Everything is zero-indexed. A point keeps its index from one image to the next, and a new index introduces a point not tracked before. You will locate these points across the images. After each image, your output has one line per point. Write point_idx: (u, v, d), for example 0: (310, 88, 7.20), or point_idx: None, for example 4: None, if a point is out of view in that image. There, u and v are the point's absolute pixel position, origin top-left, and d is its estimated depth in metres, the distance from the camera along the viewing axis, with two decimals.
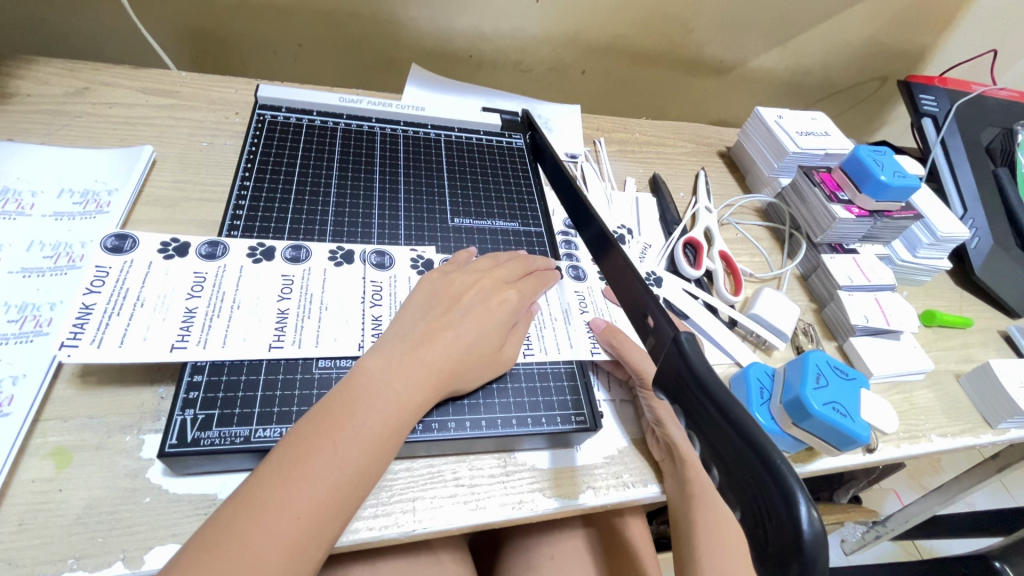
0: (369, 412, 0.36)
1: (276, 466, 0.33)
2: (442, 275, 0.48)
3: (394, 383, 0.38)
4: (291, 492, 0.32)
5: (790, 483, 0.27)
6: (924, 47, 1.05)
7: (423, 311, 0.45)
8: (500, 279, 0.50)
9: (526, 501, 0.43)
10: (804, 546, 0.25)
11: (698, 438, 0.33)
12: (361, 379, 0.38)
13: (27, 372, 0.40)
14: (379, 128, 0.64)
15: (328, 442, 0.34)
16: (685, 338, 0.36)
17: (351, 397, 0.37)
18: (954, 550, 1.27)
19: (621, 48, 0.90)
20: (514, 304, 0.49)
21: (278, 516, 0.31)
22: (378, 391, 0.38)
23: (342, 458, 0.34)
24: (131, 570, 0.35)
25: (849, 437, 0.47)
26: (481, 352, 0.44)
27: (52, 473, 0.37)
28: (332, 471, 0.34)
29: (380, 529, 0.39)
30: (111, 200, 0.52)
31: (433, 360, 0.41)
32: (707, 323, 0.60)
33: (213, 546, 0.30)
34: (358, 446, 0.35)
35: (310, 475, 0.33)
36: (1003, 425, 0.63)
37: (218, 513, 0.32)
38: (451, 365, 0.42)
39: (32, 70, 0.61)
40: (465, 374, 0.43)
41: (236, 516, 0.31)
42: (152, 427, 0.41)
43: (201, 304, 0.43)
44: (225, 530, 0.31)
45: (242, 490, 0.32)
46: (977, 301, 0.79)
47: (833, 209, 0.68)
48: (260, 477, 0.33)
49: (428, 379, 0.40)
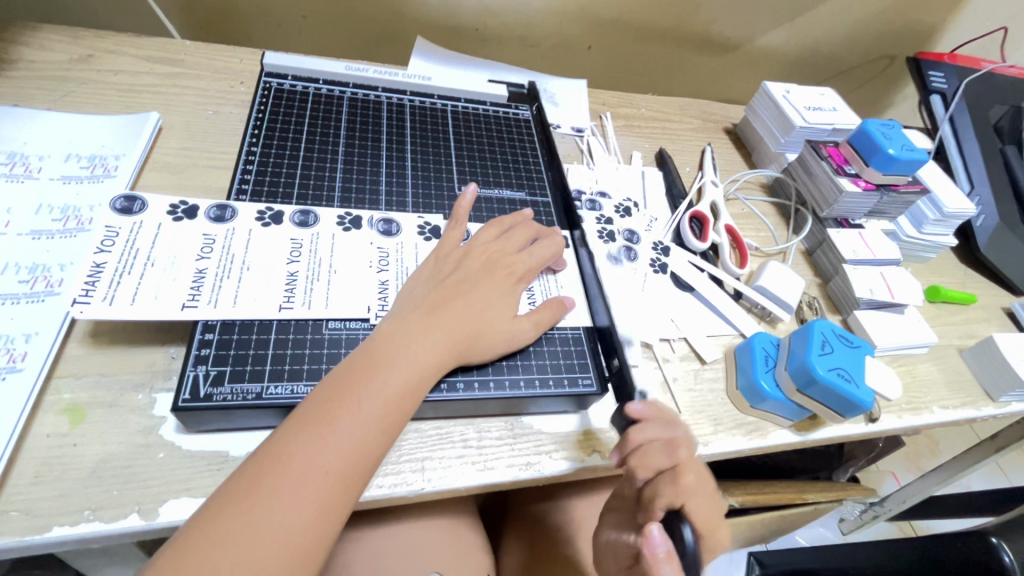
0: (390, 371, 0.37)
1: (301, 424, 0.34)
2: (453, 249, 0.48)
3: (410, 345, 0.39)
4: (316, 448, 0.33)
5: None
6: (934, 24, 1.04)
7: (433, 279, 0.45)
8: (506, 250, 0.49)
9: (533, 463, 0.44)
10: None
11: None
12: (382, 343, 0.39)
13: (39, 330, 0.41)
14: (385, 98, 0.63)
15: (351, 401, 0.35)
16: None
17: (372, 359, 0.37)
18: (949, 530, 1.29)
19: (628, 23, 0.89)
20: (521, 274, 0.48)
21: (306, 472, 0.32)
22: (398, 352, 0.38)
23: (365, 415, 0.35)
24: (146, 522, 0.35)
25: (853, 403, 0.48)
26: (493, 322, 0.44)
27: (67, 428, 0.38)
28: (356, 428, 0.34)
29: (391, 486, 0.40)
30: (118, 165, 0.52)
31: (448, 325, 0.41)
32: (712, 295, 0.60)
33: (245, 497, 0.31)
34: (381, 405, 0.36)
35: (335, 432, 0.34)
36: (1004, 398, 0.63)
37: (246, 467, 0.32)
38: (466, 333, 0.42)
39: (35, 37, 0.60)
40: (480, 343, 0.43)
41: (264, 471, 0.32)
42: (164, 386, 0.41)
43: (211, 265, 0.43)
44: (255, 481, 0.31)
45: (267, 448, 0.33)
46: (981, 279, 0.79)
47: (840, 183, 0.68)
48: (285, 433, 0.33)
49: (444, 343, 0.40)
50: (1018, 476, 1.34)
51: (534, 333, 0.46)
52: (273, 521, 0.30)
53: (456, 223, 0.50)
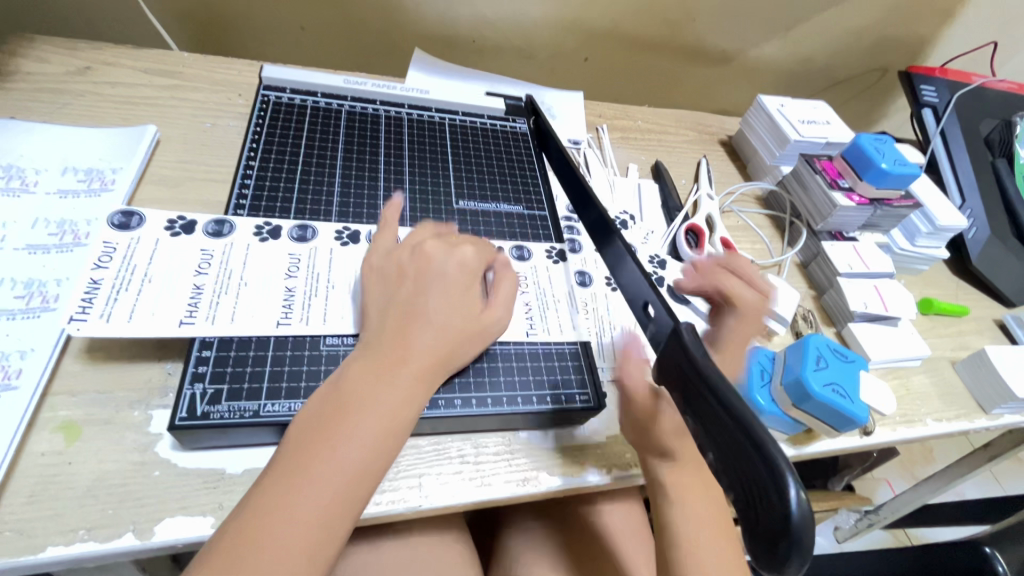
0: (361, 416, 0.35)
1: (281, 473, 0.33)
2: (392, 255, 0.46)
3: (381, 378, 0.37)
4: (297, 499, 0.32)
5: (781, 466, 0.27)
6: (925, 38, 1.05)
7: (389, 303, 0.42)
8: (450, 242, 0.48)
9: (530, 479, 0.44)
10: (792, 526, 0.26)
11: (696, 424, 0.33)
12: (348, 385, 0.37)
13: (35, 346, 0.40)
14: (383, 111, 0.64)
15: (328, 447, 0.34)
16: (686, 330, 0.36)
17: (343, 403, 0.36)
18: (943, 538, 1.30)
19: (624, 35, 0.89)
20: (474, 265, 0.46)
21: (287, 524, 0.31)
22: (370, 388, 0.36)
23: (344, 460, 0.34)
24: (141, 542, 0.35)
25: (849, 418, 0.48)
26: (461, 326, 0.42)
27: (61, 446, 0.37)
28: (335, 475, 0.33)
29: (388, 503, 0.40)
30: (115, 179, 0.52)
31: (415, 348, 0.39)
32: (708, 308, 0.61)
33: (228, 553, 0.30)
34: (359, 448, 0.34)
35: (314, 481, 0.33)
36: (997, 410, 0.64)
37: (229, 519, 0.32)
38: (435, 350, 0.40)
39: (33, 49, 0.60)
40: (451, 353, 0.41)
41: (245, 525, 0.31)
42: (160, 403, 0.41)
43: (208, 281, 0.43)
44: (238, 537, 0.31)
45: (248, 501, 0.32)
46: (973, 290, 0.80)
47: (834, 196, 0.69)
48: (266, 486, 0.33)
49: (415, 367, 0.38)
50: (1012, 485, 1.35)
51: (505, 313, 0.46)
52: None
53: (387, 228, 0.49)
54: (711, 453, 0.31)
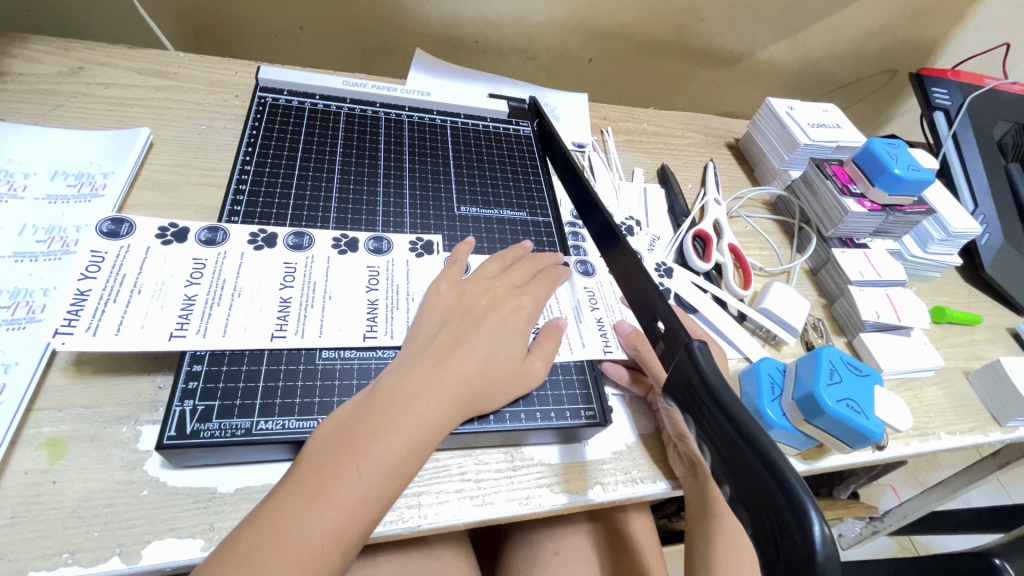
0: (394, 433, 0.34)
1: (297, 490, 0.31)
2: (450, 286, 0.46)
3: (416, 403, 0.36)
4: (312, 520, 0.30)
5: (801, 498, 0.26)
6: (936, 39, 1.03)
7: (440, 322, 0.42)
8: (514, 284, 0.47)
9: (533, 497, 0.42)
10: (817, 564, 0.24)
11: (709, 451, 0.32)
12: (386, 399, 0.35)
13: (19, 360, 0.39)
14: (383, 114, 0.62)
15: (350, 465, 0.32)
16: (698, 348, 0.35)
17: (376, 418, 0.34)
18: (949, 546, 1.28)
19: (630, 36, 0.88)
20: (530, 310, 0.46)
21: (300, 544, 0.29)
22: (403, 410, 0.35)
23: (365, 481, 0.32)
24: (128, 566, 0.33)
25: (863, 434, 0.47)
26: (505, 366, 0.42)
27: (46, 465, 0.36)
28: (356, 495, 0.32)
29: (387, 523, 0.38)
30: (106, 183, 0.50)
31: (456, 378, 0.38)
32: (716, 317, 0.59)
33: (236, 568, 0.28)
34: (382, 470, 0.33)
35: (332, 501, 0.31)
36: (1012, 423, 0.62)
37: (236, 534, 0.30)
38: (472, 383, 0.39)
39: (23, 48, 0.59)
40: (486, 389, 0.40)
41: (256, 543, 0.29)
42: (149, 418, 0.39)
43: (201, 291, 0.41)
44: (248, 552, 0.29)
45: (262, 513, 0.30)
46: (986, 298, 0.78)
47: (845, 202, 0.67)
48: (283, 498, 0.31)
49: (452, 398, 0.37)
50: (1018, 491, 1.33)
51: (545, 368, 0.44)
52: None
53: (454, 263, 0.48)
54: (727, 483, 0.30)
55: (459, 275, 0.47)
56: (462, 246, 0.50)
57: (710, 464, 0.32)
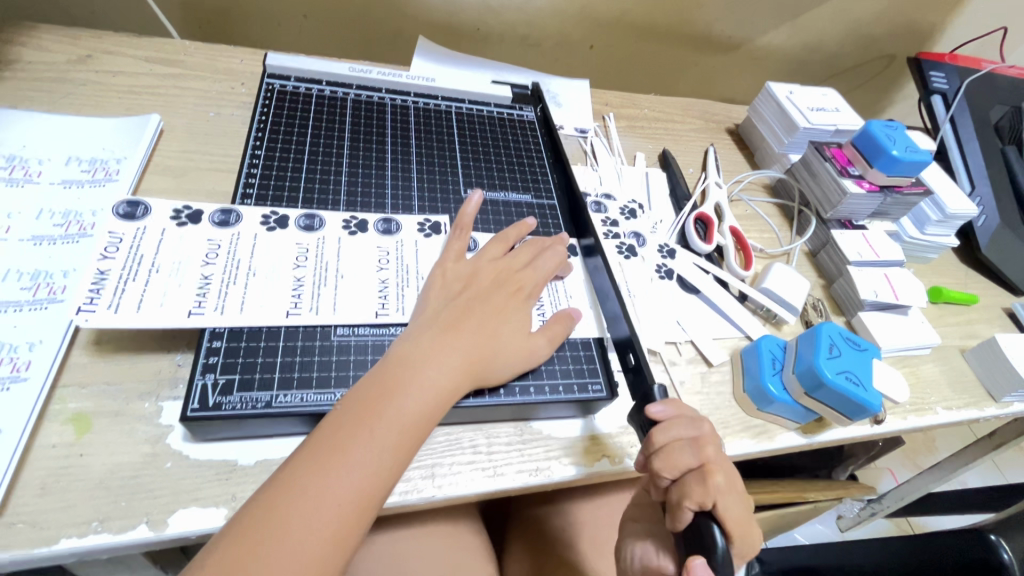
0: (404, 400, 0.35)
1: (311, 454, 0.32)
2: (457, 263, 0.47)
3: (423, 370, 0.37)
4: (329, 482, 0.31)
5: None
6: (934, 24, 1.04)
7: (444, 297, 0.44)
8: (515, 266, 0.48)
9: (543, 469, 0.44)
10: None
11: None
12: (396, 367, 0.37)
13: (43, 338, 0.40)
14: (389, 99, 0.63)
15: (363, 431, 0.33)
16: None
17: (385, 385, 0.36)
18: (945, 526, 1.30)
19: (630, 22, 0.88)
20: (530, 292, 0.47)
21: (317, 502, 0.31)
22: (411, 377, 0.36)
23: (377, 444, 0.33)
24: (155, 533, 0.35)
25: (862, 406, 0.48)
26: (510, 342, 0.43)
27: (73, 438, 0.37)
28: (369, 459, 0.33)
29: (402, 493, 0.40)
30: (119, 169, 0.51)
31: (461, 349, 0.40)
32: (718, 298, 0.60)
33: (257, 528, 0.30)
34: (392, 434, 0.34)
35: (346, 463, 0.32)
36: (1007, 399, 0.63)
37: (256, 498, 0.31)
38: (478, 354, 0.40)
39: (32, 37, 0.59)
40: (492, 361, 0.42)
41: (275, 505, 0.30)
42: (170, 394, 0.40)
43: (216, 271, 0.42)
44: (268, 513, 0.30)
45: (281, 477, 0.32)
46: (982, 279, 0.79)
47: (845, 184, 0.68)
48: (298, 463, 0.32)
49: (459, 368, 0.39)
50: (1014, 473, 1.35)
51: (549, 346, 0.45)
52: (287, 553, 0.29)
53: (462, 231, 0.49)
54: None
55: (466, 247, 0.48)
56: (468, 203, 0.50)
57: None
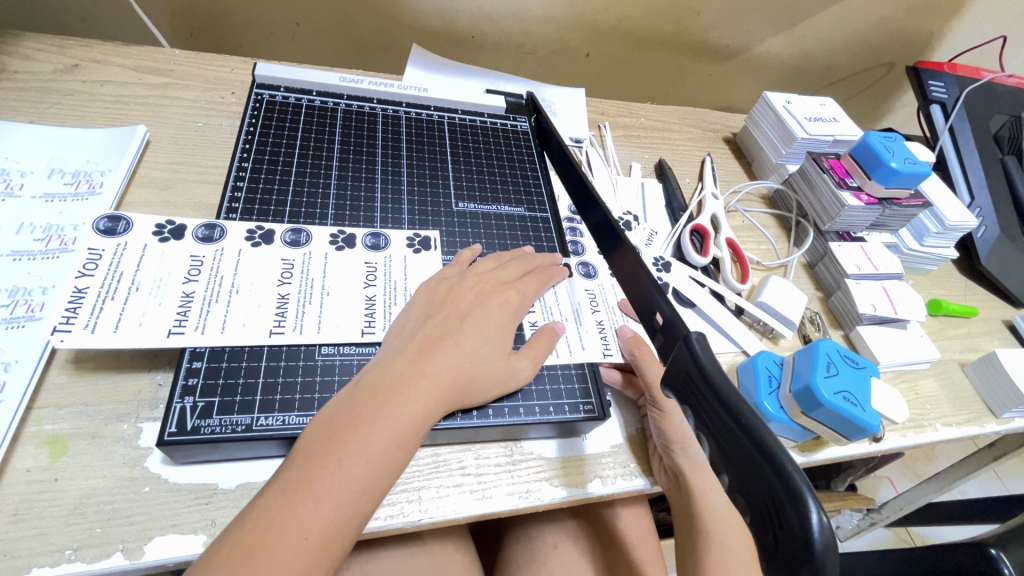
0: (375, 428, 0.34)
1: (283, 486, 0.31)
2: (440, 282, 0.46)
3: (395, 396, 0.36)
4: (297, 514, 0.30)
5: (799, 487, 0.26)
6: (933, 32, 1.03)
7: (425, 315, 0.43)
8: (500, 280, 0.47)
9: (533, 491, 0.42)
10: (814, 553, 0.25)
11: (709, 442, 0.32)
12: (368, 394, 0.36)
13: (19, 358, 0.39)
14: (380, 109, 0.62)
15: (333, 458, 0.32)
16: (696, 339, 0.35)
17: (357, 413, 0.34)
18: (946, 537, 1.29)
19: (626, 30, 0.87)
20: (517, 306, 0.46)
21: (285, 536, 0.30)
22: (384, 403, 0.35)
23: (347, 474, 0.32)
24: (130, 562, 0.33)
25: (859, 427, 0.47)
26: (490, 361, 0.42)
27: (47, 462, 0.36)
28: (337, 491, 0.32)
29: (387, 518, 0.38)
30: (103, 182, 0.50)
31: (439, 370, 0.38)
32: (714, 312, 0.59)
33: (221, 567, 0.28)
34: (362, 464, 0.33)
35: (315, 495, 0.31)
36: (1008, 414, 0.62)
37: (223, 535, 0.30)
38: (455, 376, 0.39)
39: (18, 46, 0.59)
40: (469, 384, 0.40)
41: (242, 543, 0.29)
42: (150, 416, 0.39)
43: (198, 288, 0.41)
44: (234, 551, 0.29)
45: (251, 511, 0.31)
46: (983, 291, 0.78)
47: (842, 195, 0.67)
48: (268, 496, 0.31)
49: (433, 391, 0.37)
50: (1014, 482, 1.34)
51: (532, 368, 0.44)
52: None
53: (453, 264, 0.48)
54: (725, 473, 0.31)
55: (456, 272, 0.48)
56: (466, 251, 0.51)
57: (709, 454, 0.32)
